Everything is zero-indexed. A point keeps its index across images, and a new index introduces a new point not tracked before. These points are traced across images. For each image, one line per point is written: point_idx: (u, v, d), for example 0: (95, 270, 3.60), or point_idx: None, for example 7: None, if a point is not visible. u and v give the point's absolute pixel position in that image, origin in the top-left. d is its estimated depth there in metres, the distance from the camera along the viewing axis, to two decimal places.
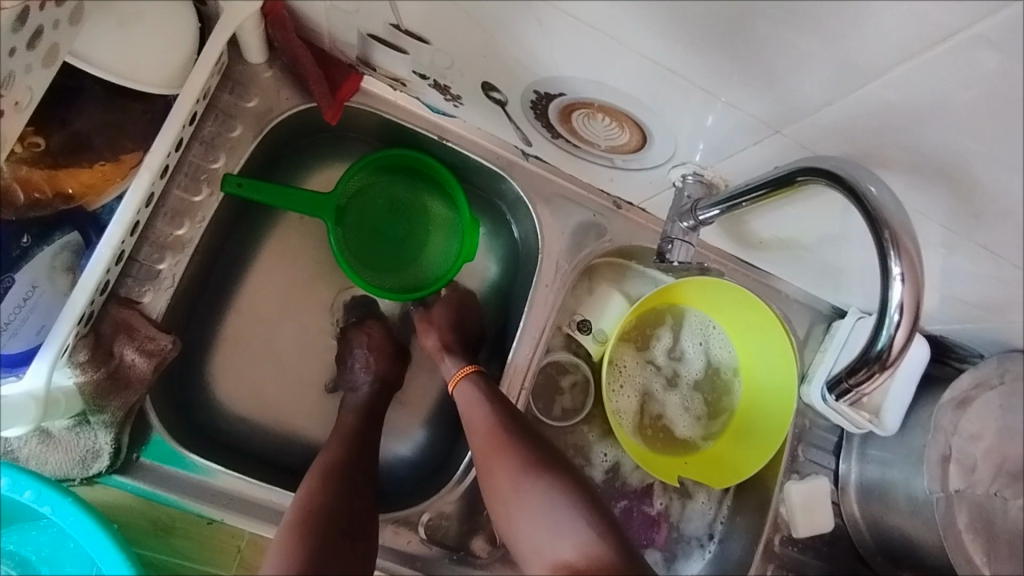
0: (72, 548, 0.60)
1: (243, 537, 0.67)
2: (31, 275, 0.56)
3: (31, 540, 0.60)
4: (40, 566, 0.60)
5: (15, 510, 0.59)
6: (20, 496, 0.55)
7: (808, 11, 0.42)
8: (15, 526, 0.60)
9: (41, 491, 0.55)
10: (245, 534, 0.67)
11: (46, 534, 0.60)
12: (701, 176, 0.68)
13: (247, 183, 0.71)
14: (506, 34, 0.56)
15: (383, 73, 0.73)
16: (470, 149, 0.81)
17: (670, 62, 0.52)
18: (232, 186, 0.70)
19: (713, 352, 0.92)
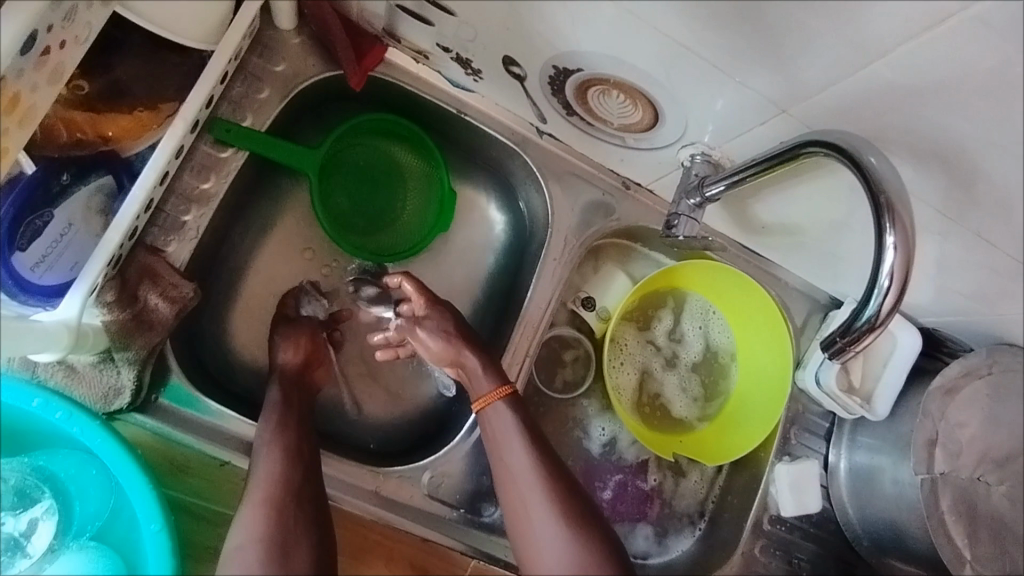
0: (94, 475, 0.61)
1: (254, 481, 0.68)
2: (68, 213, 0.59)
3: (60, 458, 0.61)
4: (71, 484, 0.61)
5: (43, 431, 0.61)
6: (52, 416, 0.57)
7: None
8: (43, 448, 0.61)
9: (72, 413, 0.58)
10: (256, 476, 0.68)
11: (72, 458, 0.61)
12: (708, 155, 0.71)
13: (234, 130, 0.71)
14: (530, 8, 0.59)
15: (407, 45, 0.76)
16: (487, 124, 0.84)
17: (685, 38, 0.55)
18: (220, 130, 0.71)
19: (712, 336, 0.95)
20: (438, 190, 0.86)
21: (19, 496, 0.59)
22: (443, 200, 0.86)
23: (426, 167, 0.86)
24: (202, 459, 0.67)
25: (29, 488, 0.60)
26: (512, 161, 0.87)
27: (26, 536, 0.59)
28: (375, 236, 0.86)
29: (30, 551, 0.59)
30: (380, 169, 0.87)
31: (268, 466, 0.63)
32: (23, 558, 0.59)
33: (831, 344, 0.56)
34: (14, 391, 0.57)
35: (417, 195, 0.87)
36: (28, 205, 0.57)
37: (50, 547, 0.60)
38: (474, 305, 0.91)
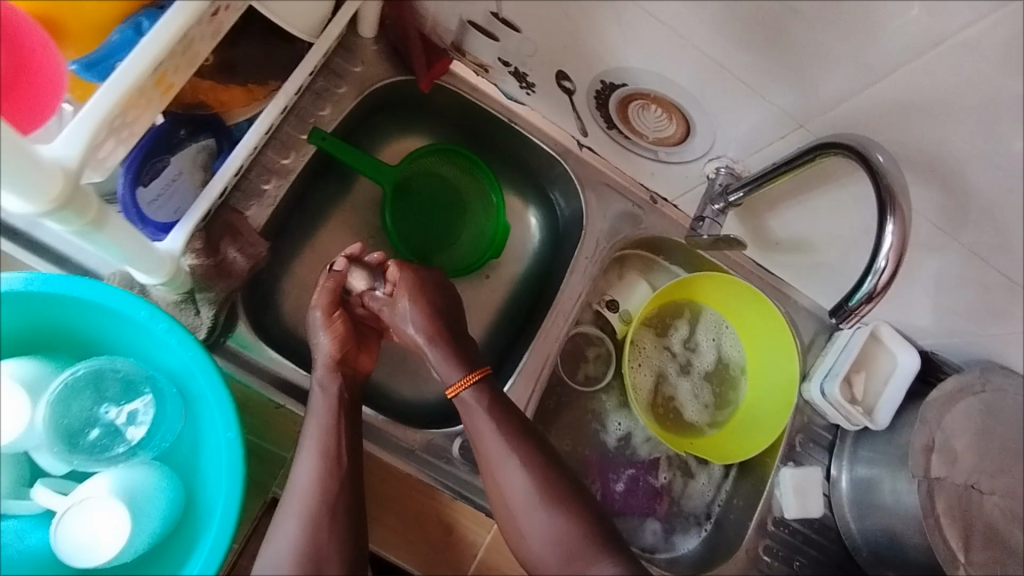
0: (172, 393, 0.63)
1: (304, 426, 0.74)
2: (179, 163, 0.68)
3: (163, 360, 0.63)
4: (166, 386, 0.63)
5: (142, 332, 0.63)
6: (157, 327, 0.60)
7: (831, 20, 0.56)
8: (145, 344, 0.64)
9: (173, 327, 0.60)
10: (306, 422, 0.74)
11: (173, 361, 0.63)
12: (732, 168, 0.81)
13: (330, 138, 0.81)
14: (589, 28, 0.71)
15: (471, 59, 0.87)
16: (533, 134, 0.94)
17: (720, 57, 0.65)
18: (318, 139, 0.80)
19: (725, 349, 1.03)
20: (494, 217, 0.96)
21: (126, 386, 0.62)
22: (496, 232, 0.95)
23: (486, 195, 0.96)
24: (257, 398, 0.72)
25: (135, 381, 0.62)
26: (552, 169, 0.97)
27: (125, 425, 0.62)
28: (430, 255, 0.95)
29: (129, 437, 0.62)
30: (443, 193, 0.96)
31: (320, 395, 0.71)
32: (121, 443, 0.62)
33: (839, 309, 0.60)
34: (127, 301, 0.60)
35: (475, 221, 0.97)
36: (152, 150, 0.66)
37: (147, 440, 0.62)
38: (507, 297, 0.99)
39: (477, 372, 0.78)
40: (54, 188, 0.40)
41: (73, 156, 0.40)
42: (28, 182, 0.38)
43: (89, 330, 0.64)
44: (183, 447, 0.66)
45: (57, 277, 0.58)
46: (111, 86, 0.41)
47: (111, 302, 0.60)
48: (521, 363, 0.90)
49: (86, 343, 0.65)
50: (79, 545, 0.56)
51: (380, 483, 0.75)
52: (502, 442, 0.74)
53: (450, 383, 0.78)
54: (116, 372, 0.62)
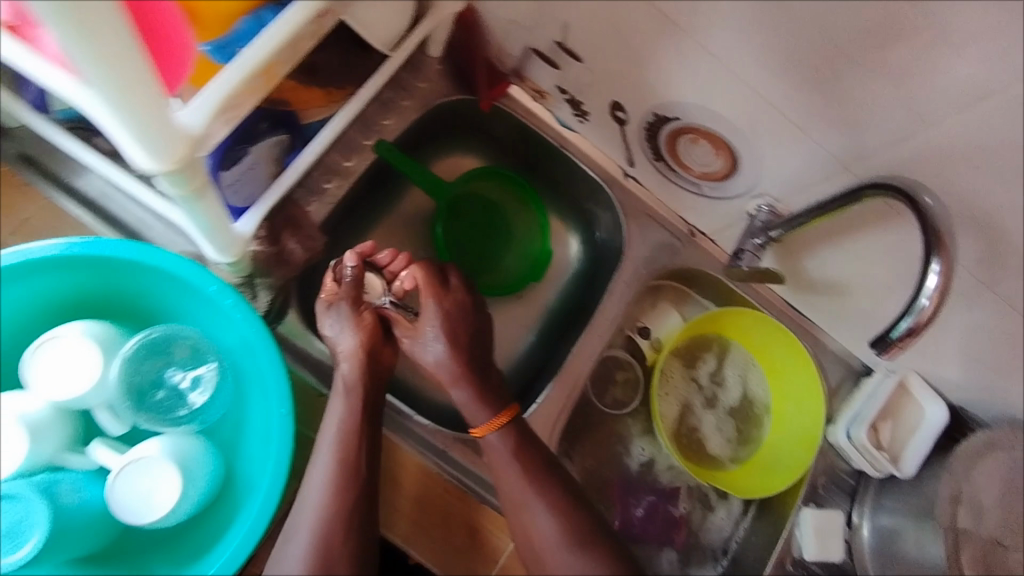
0: (229, 365, 0.67)
1: None
2: (258, 152, 0.71)
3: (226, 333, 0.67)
4: (226, 357, 0.67)
5: (209, 304, 0.67)
6: (224, 302, 0.64)
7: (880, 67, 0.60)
8: (212, 317, 0.68)
9: (239, 303, 0.63)
10: None
11: (236, 336, 0.66)
12: (773, 206, 0.83)
13: (394, 150, 0.86)
14: (649, 62, 0.76)
15: (529, 85, 0.93)
16: (581, 160, 0.98)
17: (772, 97, 0.70)
18: (384, 149, 0.85)
19: (751, 387, 1.04)
20: (537, 238, 1.00)
21: (192, 353, 0.66)
22: (539, 255, 1.00)
23: (530, 218, 1.00)
24: (306, 387, 0.78)
25: (200, 350, 0.66)
26: (595, 195, 1.00)
27: (188, 390, 0.65)
28: (472, 270, 0.98)
29: (191, 402, 0.65)
30: (489, 212, 0.99)
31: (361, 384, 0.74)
32: (183, 406, 0.65)
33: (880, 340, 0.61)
34: (198, 274, 0.63)
35: (519, 242, 1.00)
36: (236, 138, 0.70)
37: (207, 407, 0.66)
38: (542, 315, 1.02)
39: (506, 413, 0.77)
40: (179, 153, 0.41)
41: (200, 127, 0.42)
42: (158, 143, 0.40)
43: (162, 299, 0.69)
44: (236, 418, 0.69)
45: (93, 240, 0.62)
46: (239, 65, 0.44)
47: (186, 274, 0.64)
48: (551, 382, 0.92)
49: (161, 311, 0.70)
50: (133, 502, 0.59)
51: (410, 480, 0.76)
52: (532, 451, 0.75)
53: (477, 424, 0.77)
54: (187, 339, 0.66)
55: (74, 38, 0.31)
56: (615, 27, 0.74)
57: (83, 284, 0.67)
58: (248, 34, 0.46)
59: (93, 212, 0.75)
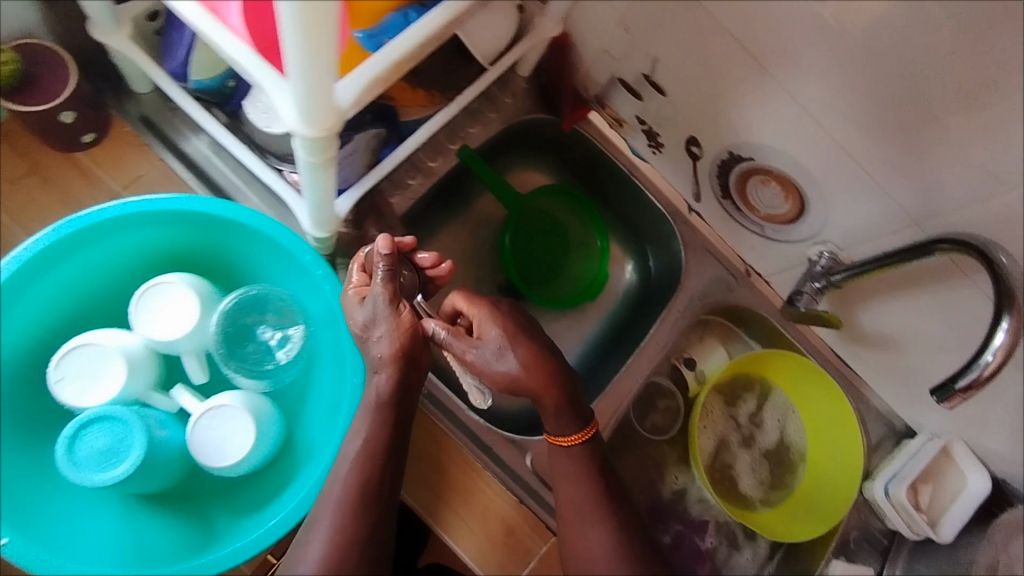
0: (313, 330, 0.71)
1: None
2: (360, 141, 0.77)
3: (310, 300, 0.71)
4: (310, 322, 0.71)
5: (297, 271, 0.70)
6: (316, 273, 0.68)
7: (959, 125, 0.64)
8: (300, 283, 0.71)
9: (330, 275, 0.68)
10: None
11: (322, 304, 0.70)
12: (836, 255, 0.85)
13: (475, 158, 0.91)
14: (733, 101, 0.80)
15: (609, 112, 0.98)
16: (650, 190, 1.01)
17: (849, 147, 0.73)
18: (467, 155, 0.90)
19: (789, 432, 1.04)
20: (597, 258, 1.04)
21: (282, 314, 0.71)
22: (595, 279, 1.03)
23: (593, 238, 1.04)
24: None
25: (289, 311, 0.71)
26: (657, 225, 1.03)
27: (276, 347, 0.70)
28: (532, 281, 1.01)
29: (278, 358, 0.70)
30: (554, 228, 1.03)
31: (405, 382, 0.65)
32: (271, 361, 0.70)
33: (942, 389, 0.61)
34: (295, 243, 0.67)
35: (579, 259, 1.03)
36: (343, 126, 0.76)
37: (290, 366, 0.71)
38: (591, 333, 1.04)
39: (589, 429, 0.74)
40: (328, 121, 0.45)
41: (349, 102, 0.46)
42: (317, 109, 0.43)
43: (252, 260, 0.73)
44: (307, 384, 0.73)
45: (186, 196, 0.66)
46: (382, 56, 0.48)
47: (284, 242, 0.68)
48: (596, 399, 0.95)
49: (251, 271, 0.74)
50: (214, 443, 0.63)
51: (455, 471, 0.78)
52: None
53: (562, 433, 0.73)
54: (281, 301, 0.71)
55: (300, 10, 0.35)
56: (704, 66, 0.79)
57: (177, 239, 0.71)
58: (394, 28, 0.51)
59: (196, 175, 0.80)
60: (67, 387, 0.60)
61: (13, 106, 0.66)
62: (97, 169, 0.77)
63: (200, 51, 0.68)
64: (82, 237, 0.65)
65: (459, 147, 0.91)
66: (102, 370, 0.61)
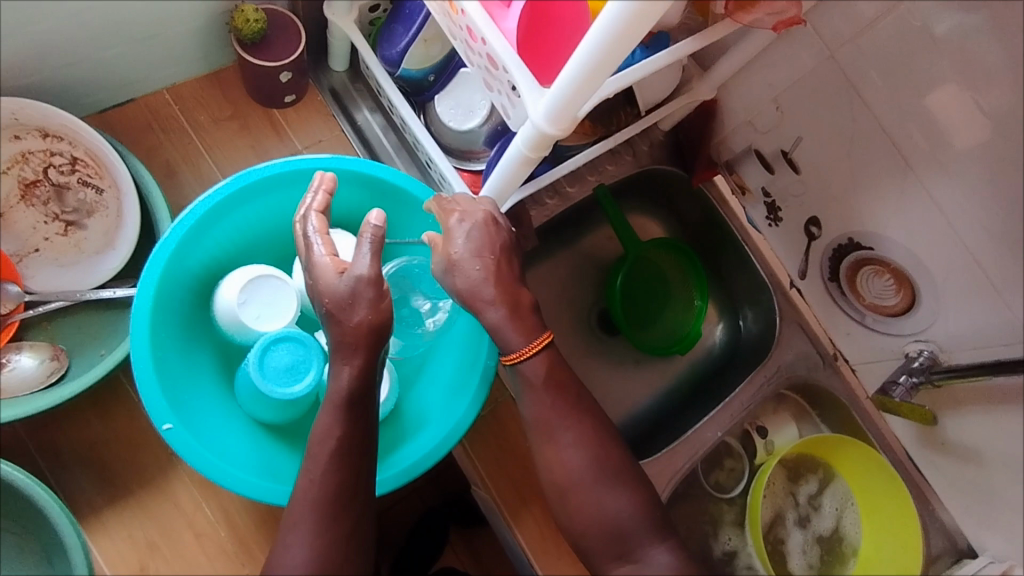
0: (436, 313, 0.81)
1: (502, 395, 0.86)
2: None
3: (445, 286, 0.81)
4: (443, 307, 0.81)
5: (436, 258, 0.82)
6: None
7: None
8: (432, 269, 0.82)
9: None
10: (504, 394, 0.86)
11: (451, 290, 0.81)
12: (935, 355, 0.88)
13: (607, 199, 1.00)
14: (867, 191, 0.86)
15: (734, 179, 1.04)
16: (757, 259, 1.06)
17: (978, 253, 0.78)
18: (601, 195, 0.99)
19: (844, 524, 1.04)
20: (694, 312, 1.07)
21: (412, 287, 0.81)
22: (690, 332, 1.06)
23: (693, 292, 1.08)
24: None
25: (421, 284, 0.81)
26: (754, 292, 1.09)
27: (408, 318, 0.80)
28: (630, 320, 1.07)
29: None
30: (658, 275, 1.08)
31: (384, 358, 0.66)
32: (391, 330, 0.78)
33: None
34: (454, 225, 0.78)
35: (675, 310, 1.08)
36: None
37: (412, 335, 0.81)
38: (671, 380, 1.08)
39: (540, 339, 0.72)
40: (565, 124, 0.54)
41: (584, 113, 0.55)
42: (565, 113, 0.52)
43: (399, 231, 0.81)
44: (427, 357, 0.85)
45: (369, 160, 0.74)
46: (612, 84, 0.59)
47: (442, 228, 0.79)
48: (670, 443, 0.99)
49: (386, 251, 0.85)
50: None
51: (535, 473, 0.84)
52: None
53: (511, 351, 0.71)
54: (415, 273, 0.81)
55: (613, 36, 0.44)
56: (847, 154, 0.86)
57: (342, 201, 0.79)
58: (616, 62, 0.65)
59: (364, 146, 0.89)
60: (249, 309, 0.71)
61: (252, 59, 0.76)
62: (288, 127, 0.86)
63: (420, 46, 0.76)
64: (289, 178, 0.72)
65: (594, 185, 1.01)
66: (280, 302, 0.72)
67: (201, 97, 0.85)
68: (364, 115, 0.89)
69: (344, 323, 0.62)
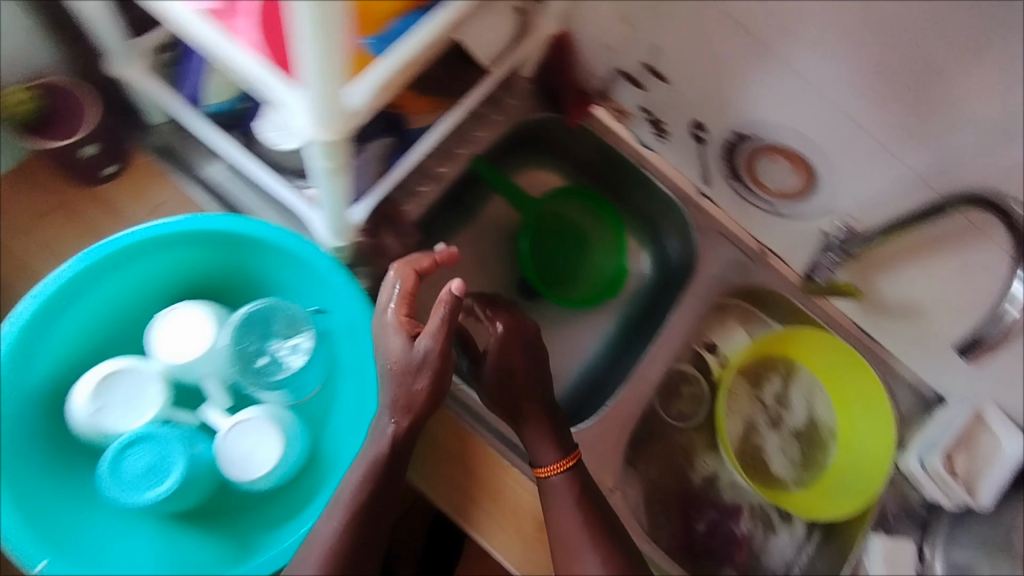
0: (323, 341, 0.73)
1: None
2: (371, 153, 0.79)
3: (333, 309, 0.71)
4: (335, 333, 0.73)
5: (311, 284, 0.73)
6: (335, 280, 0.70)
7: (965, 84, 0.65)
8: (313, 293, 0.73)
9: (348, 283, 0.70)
10: None
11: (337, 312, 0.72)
12: (850, 226, 0.85)
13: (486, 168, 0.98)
14: (735, 83, 0.81)
15: (613, 104, 0.99)
16: (661, 179, 1.01)
17: (857, 114, 0.74)
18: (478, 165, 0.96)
19: (816, 412, 1.03)
20: (613, 250, 1.05)
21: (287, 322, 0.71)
22: (615, 273, 1.04)
23: (607, 232, 1.05)
24: None
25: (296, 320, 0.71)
26: (665, 212, 1.03)
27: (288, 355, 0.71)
28: (549, 279, 1.03)
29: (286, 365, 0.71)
30: (568, 223, 1.05)
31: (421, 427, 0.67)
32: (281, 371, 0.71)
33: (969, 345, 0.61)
34: (307, 250, 0.70)
35: (595, 255, 1.05)
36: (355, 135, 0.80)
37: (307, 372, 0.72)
38: (610, 326, 1.03)
39: (570, 457, 0.75)
40: (339, 125, 0.48)
41: (360, 104, 0.48)
42: (327, 113, 0.46)
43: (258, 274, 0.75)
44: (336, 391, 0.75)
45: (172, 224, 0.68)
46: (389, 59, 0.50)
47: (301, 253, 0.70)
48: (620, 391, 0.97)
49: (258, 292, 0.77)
50: (240, 455, 0.65)
51: (480, 471, 0.79)
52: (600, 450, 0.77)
53: (543, 463, 0.74)
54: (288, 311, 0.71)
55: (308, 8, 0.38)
56: (705, 51, 0.80)
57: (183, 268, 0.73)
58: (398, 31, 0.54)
59: (217, 200, 0.83)
60: (110, 413, 0.64)
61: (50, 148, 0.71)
62: (120, 199, 0.80)
63: (214, 76, 0.72)
64: (104, 267, 0.67)
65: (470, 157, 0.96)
66: (140, 395, 0.66)
67: (17, 196, 0.78)
68: (214, 169, 0.84)
69: (404, 387, 0.64)
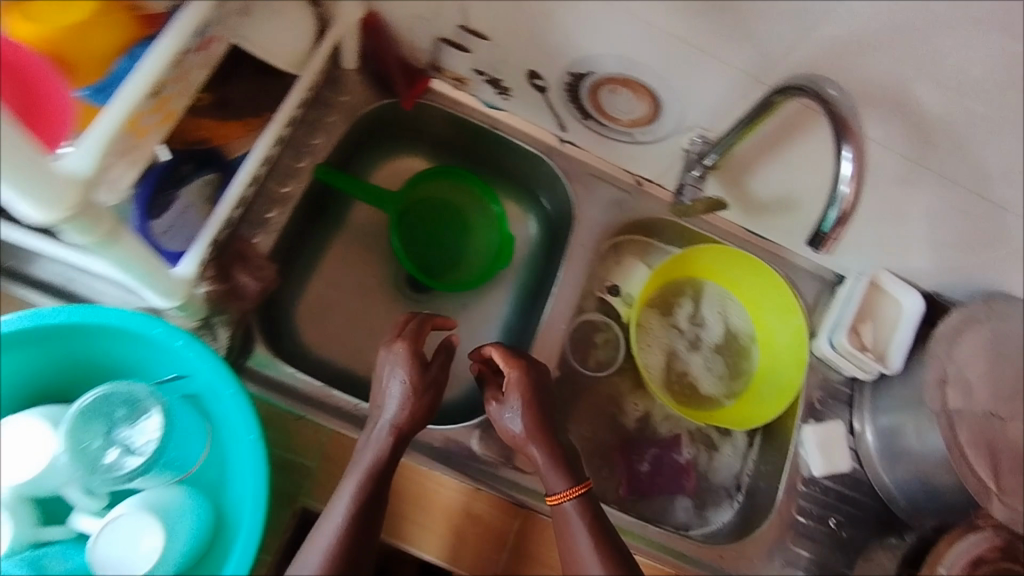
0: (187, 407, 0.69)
1: (325, 433, 0.78)
2: (188, 196, 0.73)
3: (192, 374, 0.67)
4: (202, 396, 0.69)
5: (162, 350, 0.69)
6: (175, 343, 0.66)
7: None
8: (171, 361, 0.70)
9: (191, 341, 0.66)
10: (326, 430, 0.78)
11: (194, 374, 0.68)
12: (706, 136, 0.83)
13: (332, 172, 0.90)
14: (549, 24, 0.77)
15: (447, 74, 0.94)
16: (518, 137, 0.98)
17: (671, 28, 0.71)
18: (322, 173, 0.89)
19: (732, 322, 1.04)
20: (492, 220, 1.02)
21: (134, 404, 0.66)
22: (501, 243, 1.02)
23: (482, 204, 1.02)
24: (282, 413, 0.78)
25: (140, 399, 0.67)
26: (533, 168, 1.01)
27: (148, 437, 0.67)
28: (434, 268, 1.00)
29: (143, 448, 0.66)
30: (444, 206, 1.02)
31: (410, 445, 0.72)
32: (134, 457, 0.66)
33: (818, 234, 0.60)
34: (141, 321, 0.66)
35: (477, 231, 1.02)
36: (158, 187, 0.70)
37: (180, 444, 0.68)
38: (510, 296, 1.02)
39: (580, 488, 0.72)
40: (65, 200, 0.43)
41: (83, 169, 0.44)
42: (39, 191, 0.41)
43: (104, 357, 0.71)
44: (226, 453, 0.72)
45: None
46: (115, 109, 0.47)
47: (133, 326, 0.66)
48: None
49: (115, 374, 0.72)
50: (120, 558, 0.60)
51: (400, 484, 0.77)
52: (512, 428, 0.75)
53: (554, 491, 0.72)
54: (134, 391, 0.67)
55: None
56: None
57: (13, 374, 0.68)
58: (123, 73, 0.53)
59: (39, 289, 0.77)
60: None
61: None
62: None
63: None
64: None
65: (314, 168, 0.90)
66: None
67: None
68: (41, 264, 0.77)
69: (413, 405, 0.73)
